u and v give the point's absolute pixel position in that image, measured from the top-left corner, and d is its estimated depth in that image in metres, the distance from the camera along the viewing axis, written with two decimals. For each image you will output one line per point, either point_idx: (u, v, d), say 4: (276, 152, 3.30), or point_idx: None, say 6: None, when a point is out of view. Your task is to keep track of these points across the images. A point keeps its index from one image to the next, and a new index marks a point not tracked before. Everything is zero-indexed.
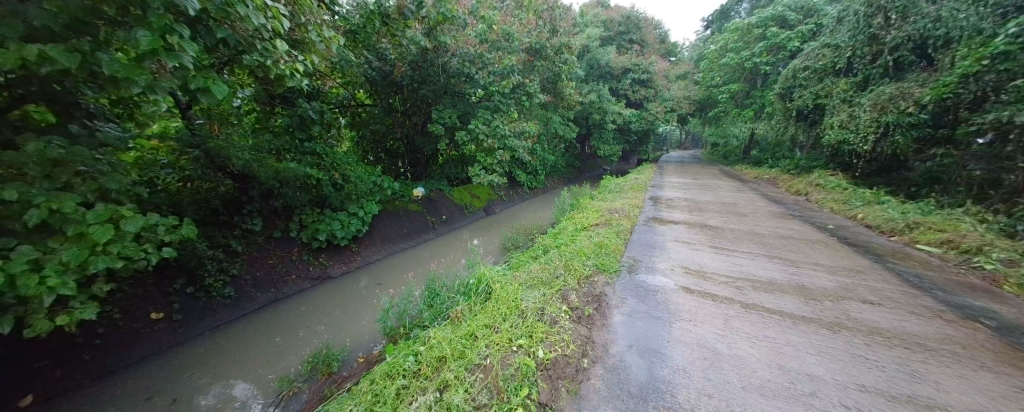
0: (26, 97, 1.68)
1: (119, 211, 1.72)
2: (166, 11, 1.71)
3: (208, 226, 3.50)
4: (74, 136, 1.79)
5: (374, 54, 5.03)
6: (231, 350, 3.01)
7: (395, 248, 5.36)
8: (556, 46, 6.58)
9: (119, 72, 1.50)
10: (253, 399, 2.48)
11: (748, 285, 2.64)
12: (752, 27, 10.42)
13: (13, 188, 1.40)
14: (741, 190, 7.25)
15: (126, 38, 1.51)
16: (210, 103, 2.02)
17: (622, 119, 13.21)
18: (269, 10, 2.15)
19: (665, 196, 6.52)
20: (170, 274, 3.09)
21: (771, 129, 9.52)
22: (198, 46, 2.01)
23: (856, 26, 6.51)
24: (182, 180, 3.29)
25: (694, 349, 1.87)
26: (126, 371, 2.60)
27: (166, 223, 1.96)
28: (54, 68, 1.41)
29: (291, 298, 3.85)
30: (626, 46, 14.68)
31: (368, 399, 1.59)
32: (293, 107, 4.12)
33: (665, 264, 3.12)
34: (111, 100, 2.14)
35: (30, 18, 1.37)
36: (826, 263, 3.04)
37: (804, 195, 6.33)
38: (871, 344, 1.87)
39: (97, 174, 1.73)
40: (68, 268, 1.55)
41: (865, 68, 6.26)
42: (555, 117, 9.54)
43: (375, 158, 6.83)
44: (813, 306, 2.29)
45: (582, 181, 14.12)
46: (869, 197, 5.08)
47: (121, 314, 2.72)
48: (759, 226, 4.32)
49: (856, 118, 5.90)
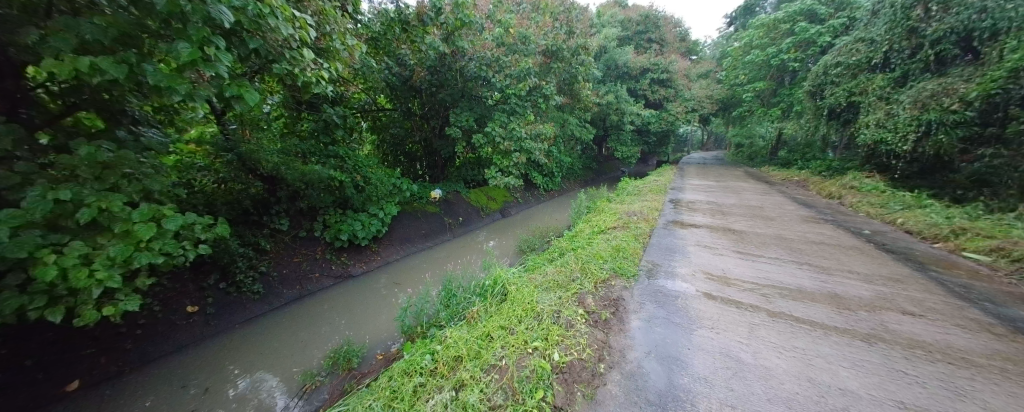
0: (76, 105, 1.89)
1: (161, 210, 1.85)
2: (204, 24, 1.82)
3: (240, 225, 3.70)
4: (120, 141, 1.96)
5: (394, 60, 5.14)
6: (256, 344, 3.14)
7: (412, 248, 5.46)
8: (574, 47, 6.53)
9: (161, 82, 1.62)
10: (277, 391, 2.60)
11: (775, 292, 2.53)
12: (778, 23, 9.96)
13: (67, 188, 1.54)
14: (768, 193, 6.96)
15: (168, 50, 1.62)
16: (243, 110, 2.12)
17: (641, 119, 12.98)
18: (298, 21, 2.27)
19: (686, 199, 6.37)
20: (205, 270, 3.29)
21: (801, 128, 9.08)
22: (233, 57, 2.10)
23: (892, 19, 6.12)
24: (216, 181, 3.50)
25: (716, 357, 1.82)
26: (163, 360, 2.78)
27: (203, 221, 2.09)
28: (104, 78, 1.54)
29: (314, 295, 4.00)
30: (643, 47, 14.44)
31: (387, 394, 1.64)
32: (318, 112, 4.34)
33: (685, 269, 3.03)
34: (155, 108, 2.32)
35: (82, 32, 1.49)
36: (862, 271, 2.86)
37: (837, 198, 5.98)
38: (911, 358, 1.75)
39: (142, 176, 1.87)
40: (115, 263, 1.69)
41: (903, 64, 5.89)
42: (573, 118, 9.45)
43: (394, 160, 6.98)
44: (847, 316, 2.17)
45: (599, 183, 13.96)
46: (910, 201, 4.76)
47: (160, 307, 2.92)
48: (787, 230, 4.13)
49: (894, 115, 5.56)
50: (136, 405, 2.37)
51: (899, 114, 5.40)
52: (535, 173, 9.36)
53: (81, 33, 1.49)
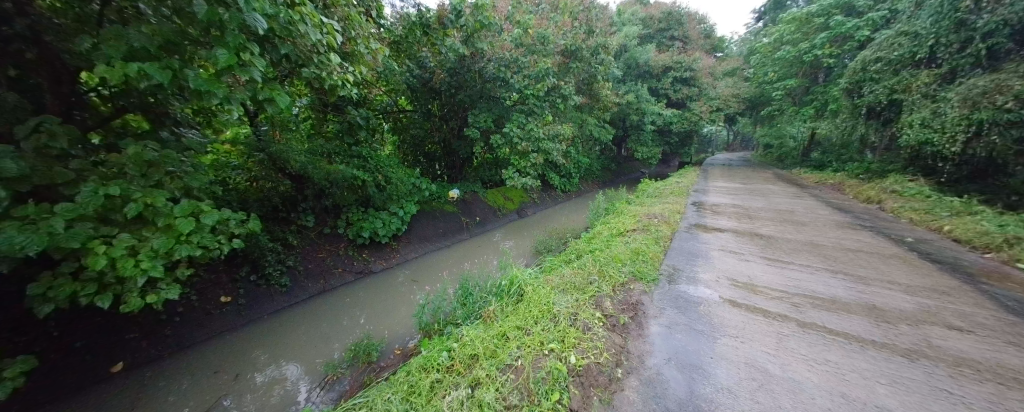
0: (125, 107, 2.06)
1: (200, 206, 1.97)
2: (240, 31, 1.92)
3: (270, 221, 3.88)
4: (164, 141, 2.11)
5: (415, 63, 5.23)
6: (281, 335, 3.27)
7: (430, 247, 5.56)
8: (593, 46, 6.45)
9: (202, 86, 1.72)
10: (301, 381, 2.70)
11: (807, 302, 2.41)
12: (811, 17, 9.46)
13: (117, 185, 1.66)
14: (799, 196, 6.61)
15: (208, 56, 1.71)
16: (275, 112, 2.21)
17: (662, 119, 12.66)
18: (325, 27, 2.36)
19: (709, 201, 6.17)
20: (237, 262, 3.48)
21: (835, 128, 8.59)
22: (266, 62, 2.20)
23: (938, 11, 5.71)
24: (249, 179, 3.71)
25: (741, 367, 1.75)
26: (198, 347, 2.95)
27: (237, 217, 2.20)
28: (151, 82, 1.65)
29: (336, 290, 4.13)
30: (665, 44, 14.10)
31: (405, 388, 1.68)
32: (343, 114, 4.49)
33: (709, 275, 2.93)
34: (195, 110, 2.48)
35: (130, 40, 1.60)
36: (903, 282, 2.68)
37: (876, 203, 5.60)
38: (957, 376, 1.62)
39: (183, 174, 2.00)
40: (158, 254, 1.81)
41: (950, 59, 5.48)
42: (592, 118, 9.33)
43: (414, 160, 7.12)
44: (886, 330, 2.03)
45: (618, 184, 13.73)
46: (958, 207, 4.42)
47: (197, 296, 3.11)
48: (819, 237, 3.91)
49: (941, 114, 5.16)
50: (174, 387, 2.53)
51: (946, 112, 5.00)
52: (552, 174, 9.32)
53: (130, 41, 1.60)
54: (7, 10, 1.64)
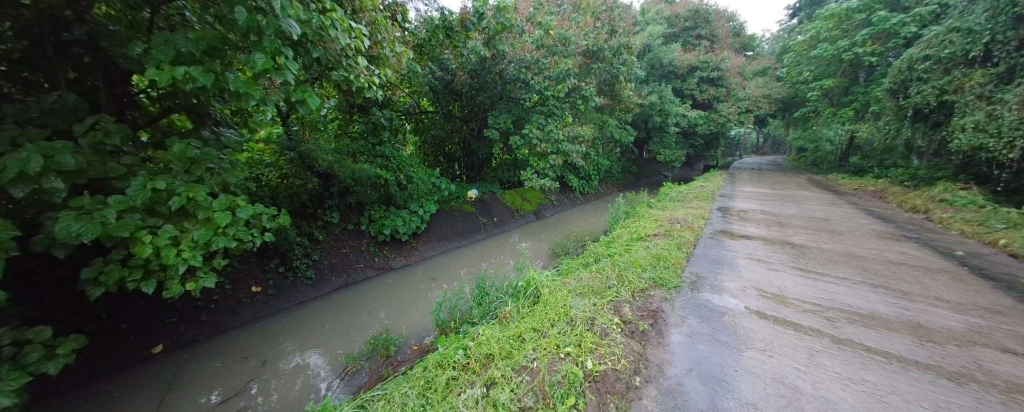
0: (171, 108, 2.22)
1: (236, 201, 2.08)
2: (276, 37, 2.02)
3: (298, 217, 4.07)
4: (206, 140, 2.26)
5: (437, 65, 5.34)
6: (306, 325, 3.41)
7: (449, 245, 5.64)
8: (615, 47, 6.35)
9: (241, 88, 1.82)
10: (323, 370, 2.81)
11: (842, 316, 2.27)
12: (851, 13, 8.85)
13: (163, 180, 1.79)
14: (835, 204, 6.24)
15: (247, 60, 1.81)
16: (306, 113, 2.31)
17: (687, 121, 12.27)
18: (354, 32, 2.44)
19: (736, 207, 5.93)
20: (268, 255, 3.67)
21: (876, 132, 8.05)
22: (298, 65, 2.30)
23: (996, 5, 5.26)
24: (280, 176, 3.91)
25: (769, 383, 1.67)
26: (230, 334, 3.12)
27: (269, 212, 2.31)
28: (195, 85, 1.76)
29: (358, 284, 4.27)
30: (691, 44, 13.70)
31: (422, 383, 1.71)
32: (368, 115, 4.64)
33: (734, 284, 2.81)
34: (233, 111, 2.64)
35: (178, 46, 1.71)
36: (950, 299, 2.48)
37: (923, 212, 5.20)
38: (1011, 404, 1.48)
39: (222, 171, 2.13)
40: (197, 245, 1.93)
41: (1009, 57, 5.06)
42: (613, 119, 9.18)
43: (434, 160, 7.24)
44: (931, 350, 1.89)
45: (639, 187, 13.44)
46: (1017, 218, 4.04)
47: (231, 285, 3.30)
48: (857, 247, 3.68)
49: (996, 118, 4.77)
50: (207, 371, 2.69)
51: (1003, 115, 4.63)
52: (571, 176, 9.24)
53: (177, 46, 1.71)
54: (68, 18, 1.80)
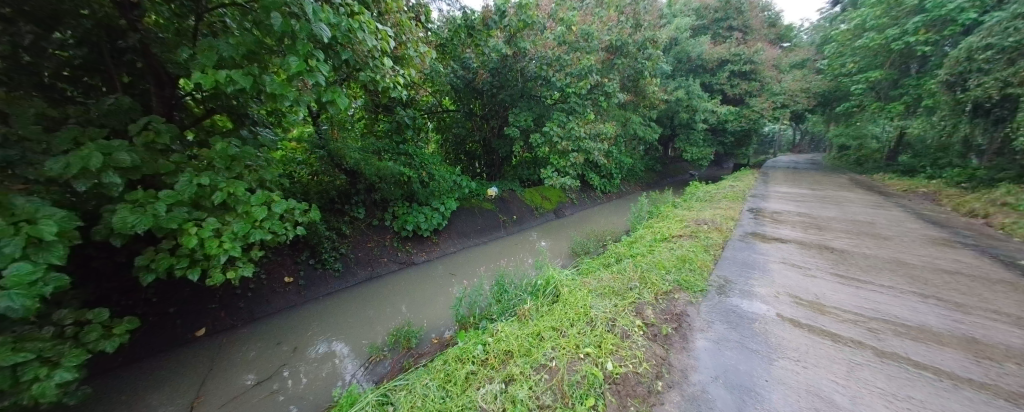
0: (214, 109, 2.38)
1: (272, 196, 2.19)
2: (308, 40, 2.11)
3: (327, 212, 4.25)
4: (244, 139, 2.40)
5: (459, 64, 5.41)
6: (333, 315, 3.57)
7: (468, 242, 5.72)
8: (639, 42, 6.18)
9: (277, 90, 1.92)
10: (349, 359, 2.93)
11: (886, 328, 2.12)
12: None
13: (206, 176, 1.92)
14: (880, 206, 5.80)
15: (282, 63, 1.90)
16: (335, 112, 2.40)
17: (716, 117, 11.75)
18: (380, 33, 2.51)
19: (768, 208, 5.64)
20: (299, 248, 3.87)
21: (930, 127, 7.39)
22: (328, 67, 2.39)
23: None
24: (311, 173, 4.10)
25: (802, 395, 1.59)
26: (265, 321, 3.32)
27: (301, 207, 2.42)
28: (235, 87, 1.87)
29: (382, 278, 4.41)
30: (721, 36, 13.09)
31: (442, 376, 1.76)
32: (393, 114, 4.76)
33: (766, 289, 2.68)
34: (268, 111, 2.79)
35: (219, 51, 1.83)
36: (1013, 312, 2.25)
37: (983, 216, 4.74)
38: None
39: (259, 168, 2.25)
40: (237, 237, 2.05)
41: None
42: (637, 116, 8.94)
43: (456, 158, 7.34)
44: (988, 368, 1.72)
45: (663, 186, 13.02)
46: None
47: (266, 275, 3.51)
48: (905, 254, 3.40)
49: None
50: (244, 354, 2.87)
51: None
52: (592, 174, 9.09)
53: (219, 51, 1.83)
54: (122, 27, 1.96)
